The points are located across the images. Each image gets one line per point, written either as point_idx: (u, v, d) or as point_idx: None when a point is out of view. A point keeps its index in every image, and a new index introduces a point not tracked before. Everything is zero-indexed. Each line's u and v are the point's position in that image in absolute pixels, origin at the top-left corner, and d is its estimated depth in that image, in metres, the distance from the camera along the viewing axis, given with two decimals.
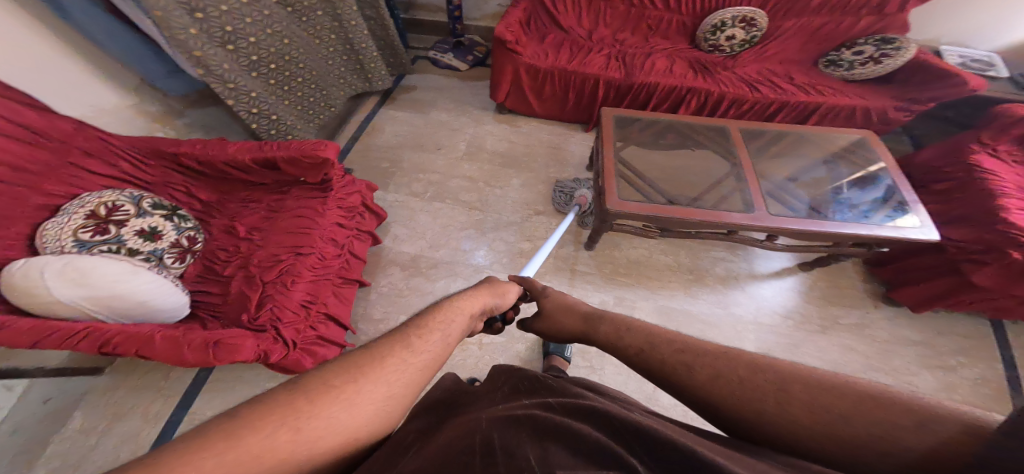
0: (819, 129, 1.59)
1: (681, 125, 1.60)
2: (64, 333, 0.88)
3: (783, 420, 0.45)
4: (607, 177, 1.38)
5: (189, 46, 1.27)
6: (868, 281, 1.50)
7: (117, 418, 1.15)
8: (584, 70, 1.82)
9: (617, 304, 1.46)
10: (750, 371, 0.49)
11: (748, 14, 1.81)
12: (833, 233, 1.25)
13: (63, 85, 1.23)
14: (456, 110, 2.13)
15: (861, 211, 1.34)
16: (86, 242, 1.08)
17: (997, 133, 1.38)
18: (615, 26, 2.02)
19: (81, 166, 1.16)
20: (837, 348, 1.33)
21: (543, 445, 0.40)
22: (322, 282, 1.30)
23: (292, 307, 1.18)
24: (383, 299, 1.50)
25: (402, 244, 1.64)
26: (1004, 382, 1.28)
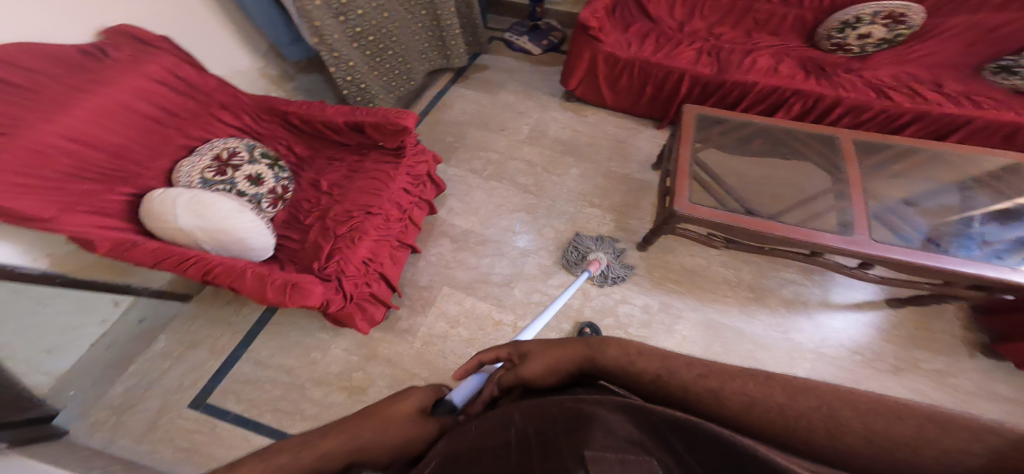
0: (960, 147, 1.32)
1: (776, 130, 1.43)
2: (177, 257, 1.05)
3: (838, 453, 0.35)
4: (681, 178, 1.30)
5: (312, 16, 1.44)
6: (967, 328, 1.26)
7: (190, 346, 1.39)
8: (671, 63, 1.70)
9: (661, 310, 1.39)
10: (772, 391, 0.41)
11: (896, 9, 1.54)
12: (947, 271, 1.07)
13: (209, 46, 1.45)
14: (526, 93, 2.13)
15: (994, 251, 1.12)
16: (208, 180, 1.25)
17: None
18: (712, 20, 1.86)
19: (217, 116, 1.39)
20: (907, 391, 1.16)
21: (574, 433, 0.34)
22: (384, 242, 1.40)
23: (355, 262, 1.29)
24: (431, 267, 1.59)
25: (455, 217, 1.71)
26: None
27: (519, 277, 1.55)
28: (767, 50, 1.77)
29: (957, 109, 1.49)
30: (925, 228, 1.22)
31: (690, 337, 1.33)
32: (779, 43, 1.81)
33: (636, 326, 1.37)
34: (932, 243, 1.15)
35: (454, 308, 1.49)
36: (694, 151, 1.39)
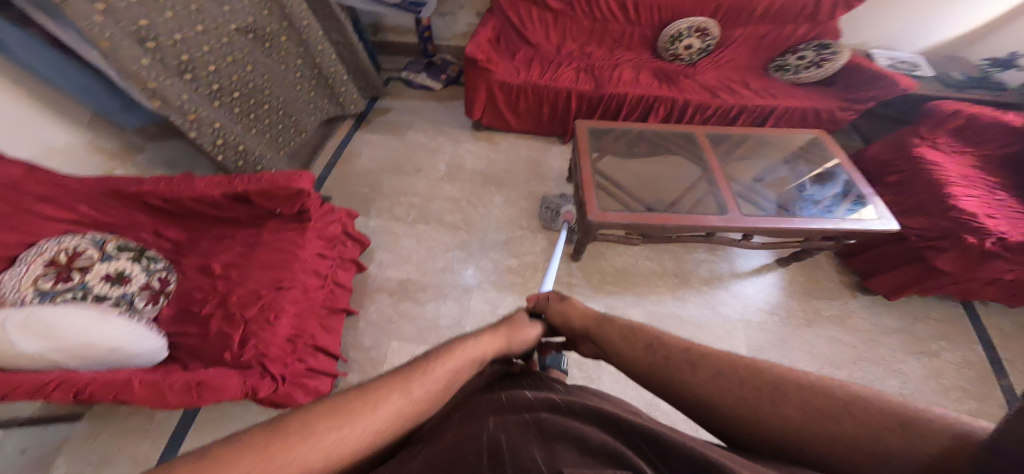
0: (778, 130, 1.63)
1: (651, 134, 1.63)
2: (28, 386, 0.80)
3: (778, 421, 0.44)
4: (587, 188, 1.38)
5: (143, 77, 1.19)
6: (843, 273, 1.55)
7: (104, 464, 1.08)
8: (555, 84, 1.84)
9: (608, 313, 1.47)
10: (743, 373, 0.48)
11: (702, 23, 1.83)
12: (803, 230, 1.28)
13: (12, 126, 1.12)
14: (433, 131, 2.14)
15: (825, 206, 1.39)
16: (48, 291, 1.01)
17: (933, 127, 1.53)
18: (581, 40, 2.00)
19: (33, 211, 1.05)
20: (823, 341, 1.37)
21: (549, 446, 0.39)
22: (307, 313, 1.24)
23: (278, 343, 1.10)
24: (374, 326, 1.47)
25: (387, 269, 1.62)
26: (988, 365, 1.33)
27: (467, 315, 1.51)
28: (627, 64, 1.97)
29: (763, 101, 1.80)
30: (772, 197, 1.47)
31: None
32: (634, 57, 2.01)
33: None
34: (786, 209, 1.38)
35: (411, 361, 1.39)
36: (593, 162, 1.50)
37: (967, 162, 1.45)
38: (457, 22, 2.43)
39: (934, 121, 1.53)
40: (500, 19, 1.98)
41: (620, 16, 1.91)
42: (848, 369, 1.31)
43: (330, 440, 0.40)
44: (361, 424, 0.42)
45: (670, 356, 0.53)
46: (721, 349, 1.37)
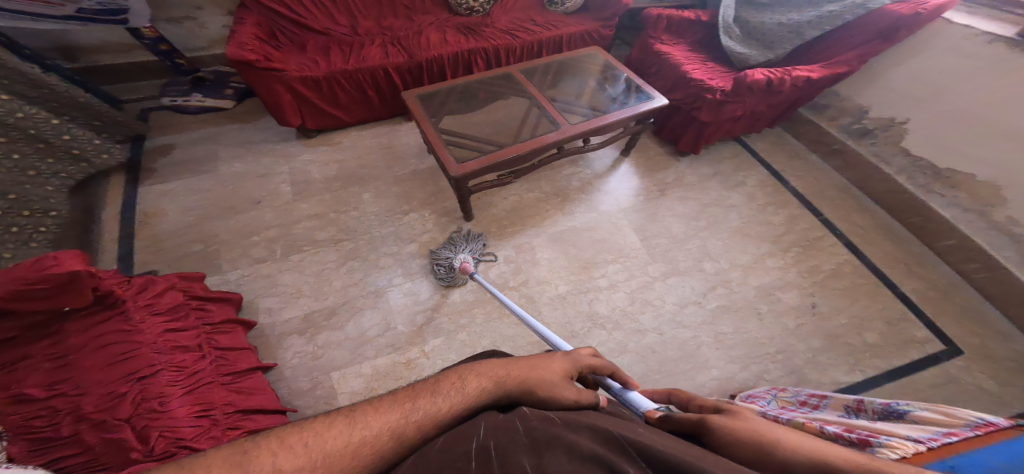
0: (562, 57, 1.81)
1: (478, 84, 1.65)
2: None
3: None
4: (440, 149, 1.40)
5: None
6: (664, 147, 1.94)
7: None
8: (366, 64, 1.70)
9: (519, 252, 1.61)
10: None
11: None
12: (616, 123, 1.54)
13: None
14: (250, 156, 1.82)
15: (621, 101, 1.63)
16: None
17: (654, 30, 1.92)
18: (374, 15, 1.89)
19: None
20: (678, 203, 1.75)
21: (538, 459, 0.40)
22: (205, 386, 0.94)
23: (187, 422, 0.83)
24: (304, 369, 1.29)
25: (283, 313, 1.39)
26: (773, 178, 1.83)
27: (394, 316, 1.43)
28: (431, 27, 1.93)
29: (548, 31, 1.95)
30: (586, 103, 1.64)
31: (553, 254, 1.61)
32: (434, 20, 1.98)
33: (512, 277, 1.55)
34: (598, 110, 1.59)
35: (362, 380, 1.28)
36: (434, 125, 1.49)
37: (689, 46, 1.94)
38: (205, 27, 2.02)
39: (652, 26, 1.93)
40: (263, 14, 1.73)
41: None
42: (704, 218, 1.71)
43: (352, 437, 0.45)
44: (373, 421, 0.47)
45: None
46: (615, 236, 1.66)
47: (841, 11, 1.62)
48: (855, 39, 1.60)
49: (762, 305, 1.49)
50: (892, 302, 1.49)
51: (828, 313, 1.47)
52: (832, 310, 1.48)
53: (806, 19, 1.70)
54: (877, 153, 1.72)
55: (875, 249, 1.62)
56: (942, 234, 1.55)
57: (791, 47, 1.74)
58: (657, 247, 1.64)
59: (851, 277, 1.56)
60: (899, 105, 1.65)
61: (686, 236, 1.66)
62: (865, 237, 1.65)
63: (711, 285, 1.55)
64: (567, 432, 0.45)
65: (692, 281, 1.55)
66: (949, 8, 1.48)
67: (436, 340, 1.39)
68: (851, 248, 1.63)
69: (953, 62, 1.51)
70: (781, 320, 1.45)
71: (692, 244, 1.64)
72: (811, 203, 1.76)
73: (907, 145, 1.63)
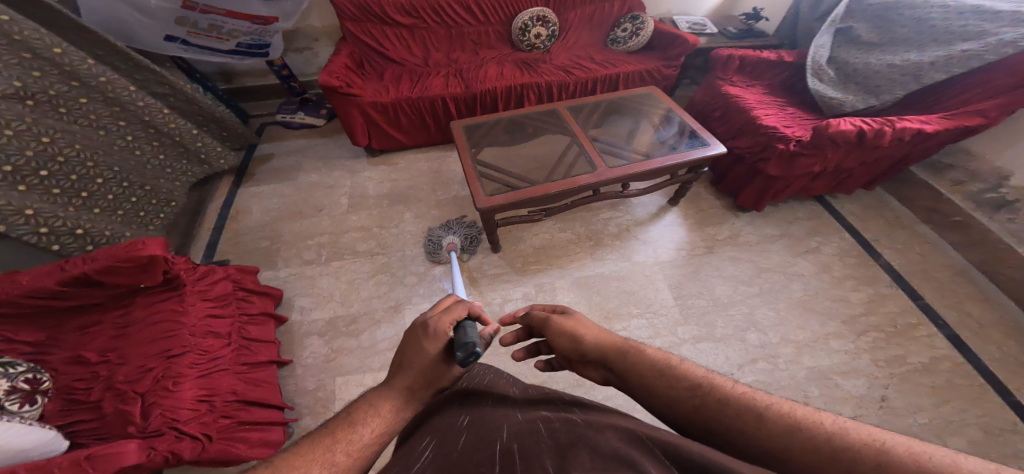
0: (616, 96, 1.76)
1: (522, 119, 1.66)
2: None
3: (715, 414, 0.49)
4: (471, 180, 1.39)
5: None
6: (721, 198, 1.75)
7: None
8: (427, 93, 1.84)
9: (538, 291, 1.56)
10: (768, 426, 0.45)
11: (540, 12, 1.98)
12: (660, 169, 1.42)
13: None
14: (324, 169, 2.08)
15: (670, 146, 1.52)
16: None
17: (725, 69, 1.76)
18: (445, 49, 2.06)
19: None
20: (727, 262, 1.55)
21: (562, 459, 0.45)
22: (216, 373, 1.11)
23: (187, 404, 1.00)
24: (314, 369, 1.40)
25: (311, 314, 1.54)
26: (860, 248, 1.52)
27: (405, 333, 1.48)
28: (493, 61, 2.04)
29: (606, 69, 1.94)
30: (630, 147, 1.54)
31: (573, 297, 1.53)
32: (497, 54, 2.09)
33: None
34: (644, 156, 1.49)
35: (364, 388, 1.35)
36: (473, 156, 1.50)
37: (763, 89, 1.75)
38: (319, 56, 2.39)
39: (721, 65, 1.78)
40: (355, 44, 1.96)
41: (472, 19, 1.99)
42: (756, 283, 1.48)
43: None
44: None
45: (711, 410, 0.49)
46: (646, 290, 1.52)
47: (975, 52, 1.30)
48: (992, 86, 1.28)
49: (814, 389, 1.22)
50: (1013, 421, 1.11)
51: (904, 410, 1.14)
52: (912, 409, 1.15)
53: (929, 59, 1.39)
54: (1016, 233, 1.32)
55: (992, 350, 1.22)
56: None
57: (902, 93, 1.45)
58: (692, 308, 1.46)
59: (947, 376, 1.19)
60: None
61: (730, 301, 1.45)
62: (978, 333, 1.26)
63: (751, 357, 1.32)
64: (594, 433, 0.50)
65: (728, 351, 1.33)
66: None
67: None
68: (956, 344, 1.24)
69: None
70: (836, 409, 1.17)
71: (736, 310, 1.43)
72: (908, 281, 1.40)
73: None
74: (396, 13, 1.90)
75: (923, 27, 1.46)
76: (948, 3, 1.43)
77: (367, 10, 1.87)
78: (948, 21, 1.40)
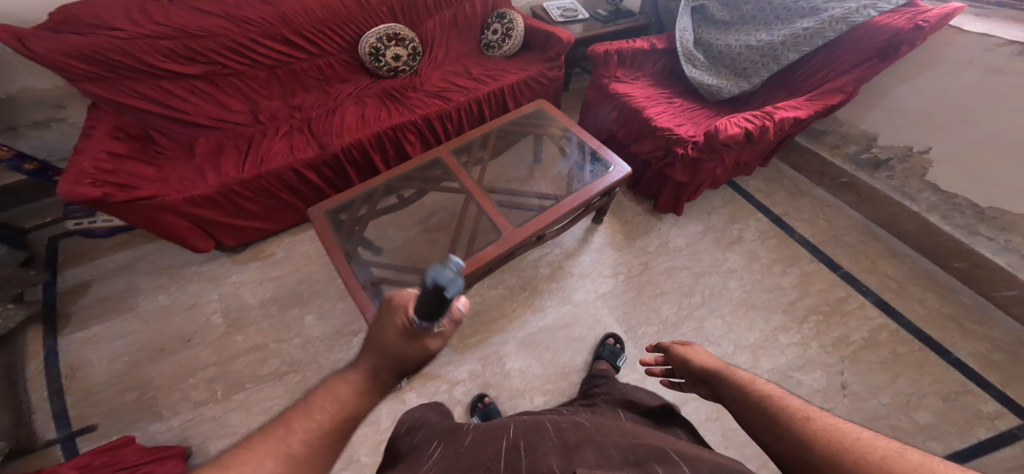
0: (502, 120, 1.52)
1: (399, 180, 1.32)
2: None
3: (763, 417, 0.50)
4: (356, 292, 1.09)
5: None
6: (642, 203, 1.68)
7: None
8: (267, 167, 1.32)
9: (485, 365, 1.36)
10: (798, 429, 0.44)
11: (389, 30, 1.62)
12: (573, 208, 1.25)
13: None
14: (174, 283, 1.52)
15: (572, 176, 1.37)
16: None
17: (606, 67, 1.63)
18: (279, 95, 1.55)
19: None
20: (665, 275, 1.49)
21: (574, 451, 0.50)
22: None
23: None
24: None
25: None
26: (774, 226, 1.56)
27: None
28: (349, 99, 1.62)
29: (488, 85, 1.67)
30: (532, 190, 1.34)
31: (528, 361, 1.36)
32: (353, 88, 1.67)
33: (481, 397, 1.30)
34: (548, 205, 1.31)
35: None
36: (353, 248, 1.19)
37: (651, 81, 1.68)
38: None
39: (602, 63, 1.64)
40: (122, 114, 1.31)
41: (302, 51, 1.52)
42: (698, 291, 1.44)
43: None
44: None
45: (760, 415, 0.50)
46: (595, 333, 1.40)
47: (817, 28, 1.37)
48: (844, 62, 1.37)
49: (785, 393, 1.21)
50: (954, 380, 1.21)
51: (864, 392, 1.20)
52: (869, 388, 1.21)
53: (779, 39, 1.44)
54: (897, 188, 1.48)
55: (914, 307, 1.35)
56: (1000, 283, 1.30)
57: (767, 74, 1.48)
58: (645, 338, 1.37)
59: (891, 347, 1.28)
60: (913, 133, 1.40)
61: (679, 318, 1.39)
62: (898, 291, 1.38)
63: None
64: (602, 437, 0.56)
65: None
66: (955, 16, 1.22)
67: None
68: (884, 309, 1.35)
69: (970, 78, 1.25)
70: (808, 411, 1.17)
71: (687, 327, 1.37)
72: (825, 252, 1.48)
73: (934, 180, 1.38)
74: (178, 62, 1.32)
75: (764, 3, 1.51)
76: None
77: (123, 67, 1.25)
78: None
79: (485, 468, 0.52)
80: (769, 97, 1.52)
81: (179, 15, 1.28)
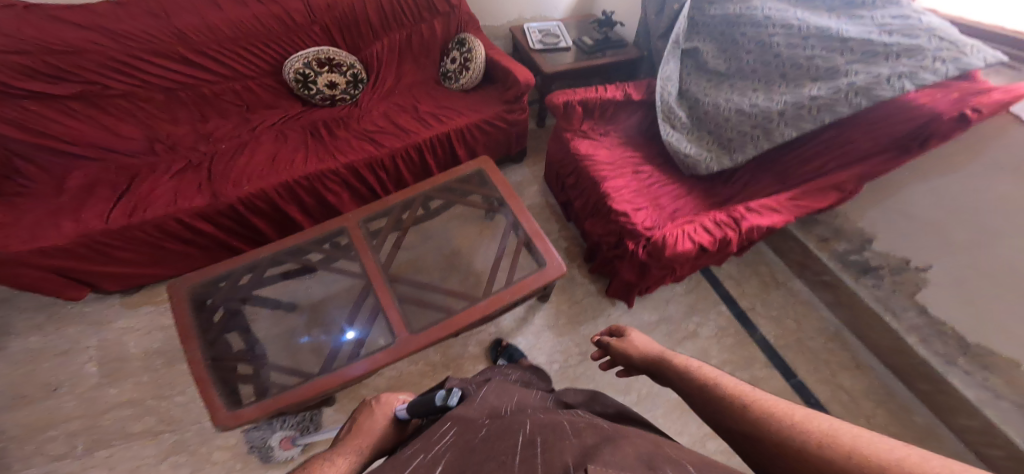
0: (433, 180, 1.33)
1: (291, 249, 1.14)
2: None
3: (717, 401, 0.44)
4: (204, 387, 0.90)
5: None
6: (596, 280, 1.46)
7: None
8: (143, 218, 1.14)
9: None
10: (751, 418, 0.38)
11: (320, 54, 1.40)
12: (485, 315, 1.06)
13: None
14: (51, 323, 1.31)
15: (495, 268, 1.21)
16: None
17: (568, 121, 1.39)
18: (187, 121, 1.35)
19: None
20: (603, 370, 1.28)
21: (593, 446, 0.39)
22: None
23: None
24: None
25: None
26: (737, 323, 1.36)
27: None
28: (270, 132, 1.40)
29: (432, 128, 1.44)
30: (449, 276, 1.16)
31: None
32: (280, 117, 1.45)
33: None
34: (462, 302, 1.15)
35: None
36: (222, 330, 1.01)
37: (622, 139, 1.43)
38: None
39: (563, 115, 1.39)
40: None
41: (214, 74, 1.32)
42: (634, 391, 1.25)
43: None
44: None
45: (707, 404, 0.46)
46: None
47: (830, 98, 1.07)
48: (849, 149, 1.11)
49: None
50: None
51: None
52: None
53: (777, 107, 1.15)
54: (881, 299, 1.25)
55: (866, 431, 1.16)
56: (961, 412, 1.10)
57: (754, 152, 1.21)
58: None
59: None
60: (918, 241, 1.16)
61: None
62: (851, 410, 1.20)
63: None
64: (635, 435, 0.43)
65: None
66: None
67: None
68: None
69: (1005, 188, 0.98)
70: None
71: None
72: (784, 360, 1.29)
73: (925, 301, 1.16)
74: (51, 83, 1.13)
75: (769, 56, 1.20)
76: (791, 22, 1.16)
77: None
78: (793, 50, 1.15)
79: (494, 464, 0.39)
80: (754, 180, 1.28)
81: (34, 26, 1.08)
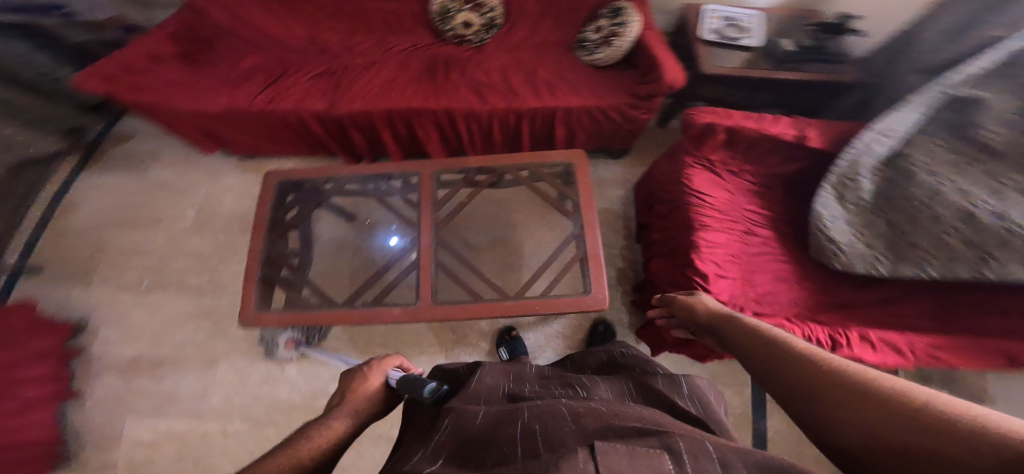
0: (517, 156, 1.25)
1: (369, 175, 1.18)
2: None
3: (792, 365, 0.50)
4: (246, 280, 1.01)
5: None
6: (633, 315, 1.30)
7: None
8: (270, 106, 1.27)
9: None
10: (818, 372, 0.46)
11: None
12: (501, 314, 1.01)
13: None
14: (174, 165, 1.55)
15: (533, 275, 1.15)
16: None
17: (700, 143, 1.12)
18: (337, 28, 1.45)
19: None
20: None
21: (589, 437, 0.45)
22: None
23: None
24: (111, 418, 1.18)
25: (114, 347, 1.26)
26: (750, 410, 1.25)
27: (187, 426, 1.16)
28: (396, 55, 1.43)
29: (542, 100, 1.32)
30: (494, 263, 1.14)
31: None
32: (410, 43, 1.47)
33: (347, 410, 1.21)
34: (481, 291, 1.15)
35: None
36: (283, 230, 1.09)
37: (754, 186, 1.15)
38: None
39: (694, 135, 1.12)
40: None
41: None
42: None
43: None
44: None
45: (770, 354, 0.55)
46: None
47: None
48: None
49: None
50: None
51: None
52: None
53: None
54: None
55: None
56: None
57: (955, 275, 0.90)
58: None
59: None
60: None
61: None
62: None
63: None
64: (620, 419, 0.50)
65: None
66: None
67: (228, 452, 1.12)
68: None
69: None
70: None
71: None
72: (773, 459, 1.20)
73: None
74: None
75: None
76: None
77: None
78: None
79: (498, 453, 0.45)
80: (903, 297, 1.01)
81: None
